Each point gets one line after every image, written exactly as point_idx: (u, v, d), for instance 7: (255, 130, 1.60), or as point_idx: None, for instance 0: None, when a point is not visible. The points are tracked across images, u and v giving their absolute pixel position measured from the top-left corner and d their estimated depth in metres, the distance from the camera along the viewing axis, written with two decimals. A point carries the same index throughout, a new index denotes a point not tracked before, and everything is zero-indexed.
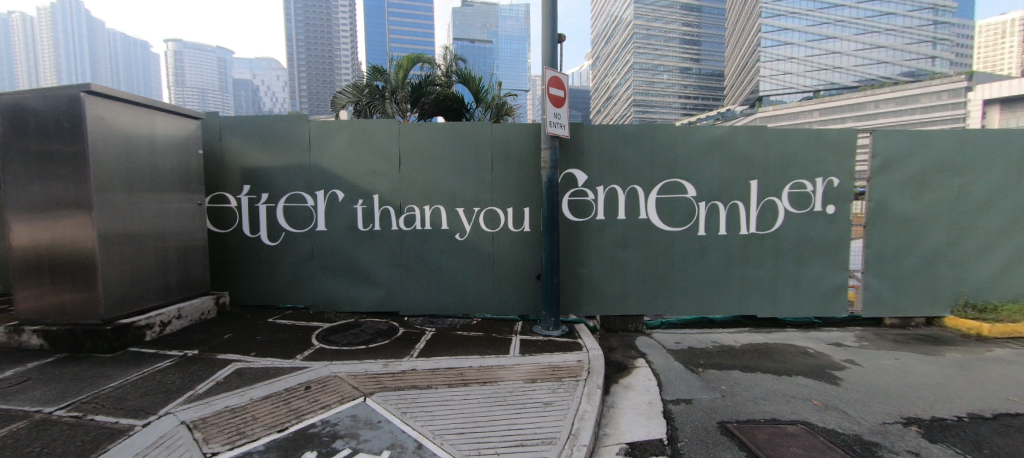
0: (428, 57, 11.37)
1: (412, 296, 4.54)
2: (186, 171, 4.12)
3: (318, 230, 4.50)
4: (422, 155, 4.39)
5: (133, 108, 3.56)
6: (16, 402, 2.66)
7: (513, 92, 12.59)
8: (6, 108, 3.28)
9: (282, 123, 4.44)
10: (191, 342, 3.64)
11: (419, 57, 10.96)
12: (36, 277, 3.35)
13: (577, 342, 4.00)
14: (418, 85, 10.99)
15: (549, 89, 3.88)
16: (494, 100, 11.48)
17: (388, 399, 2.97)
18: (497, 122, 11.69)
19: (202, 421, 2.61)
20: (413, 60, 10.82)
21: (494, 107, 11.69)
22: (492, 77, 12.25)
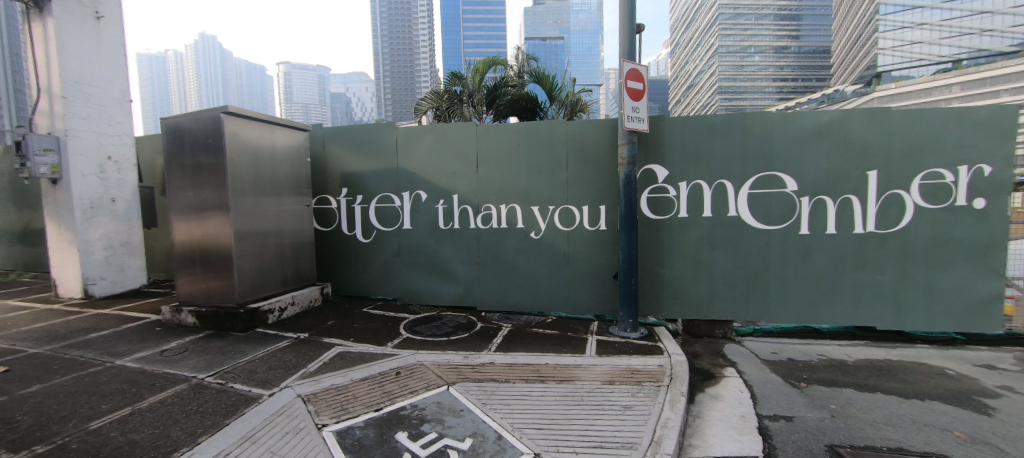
0: (503, 59, 11.75)
1: (489, 292, 4.69)
2: (298, 176, 4.71)
3: (404, 228, 4.86)
4: (498, 156, 4.51)
5: (258, 124, 4.16)
6: (180, 368, 3.27)
7: (586, 88, 12.44)
8: (171, 130, 4.03)
9: (373, 131, 4.86)
10: (302, 326, 4.16)
11: (495, 60, 11.46)
12: (190, 267, 4.09)
13: (658, 345, 3.81)
14: (493, 88, 11.51)
15: (628, 82, 3.75)
16: (567, 98, 11.34)
17: (470, 389, 3.10)
18: (571, 119, 11.50)
19: (313, 396, 2.97)
20: (489, 64, 11.38)
21: (568, 104, 11.52)
22: (565, 74, 12.27)
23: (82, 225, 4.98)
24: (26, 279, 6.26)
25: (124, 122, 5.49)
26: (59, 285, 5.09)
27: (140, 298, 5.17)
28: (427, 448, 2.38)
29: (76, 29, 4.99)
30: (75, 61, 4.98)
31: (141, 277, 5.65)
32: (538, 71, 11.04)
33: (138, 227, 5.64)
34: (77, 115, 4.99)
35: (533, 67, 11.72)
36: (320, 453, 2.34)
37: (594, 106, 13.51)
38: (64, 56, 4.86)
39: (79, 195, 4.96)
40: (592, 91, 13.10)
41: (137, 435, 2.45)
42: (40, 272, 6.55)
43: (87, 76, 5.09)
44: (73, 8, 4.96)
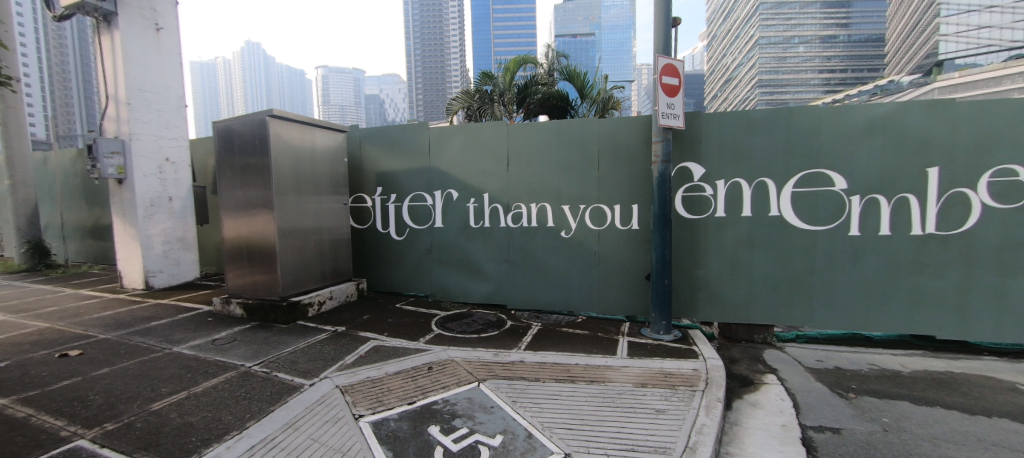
0: (533, 58, 11.84)
1: (519, 291, 4.71)
2: (336, 176, 4.89)
3: (436, 227, 4.95)
4: (529, 155, 4.51)
5: (300, 126, 4.36)
6: (229, 356, 3.48)
7: (618, 85, 12.27)
8: (222, 133, 4.29)
9: (407, 131, 4.98)
10: (340, 320, 4.33)
11: (525, 59, 11.54)
12: (238, 261, 4.34)
13: (693, 349, 3.69)
14: (524, 87, 11.50)
15: (662, 77, 3.66)
16: (599, 96, 11.06)
17: (500, 387, 3.12)
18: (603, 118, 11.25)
19: (350, 387, 3.08)
20: (519, 63, 11.47)
21: (599, 102, 11.26)
22: (597, 72, 12.16)
23: (144, 222, 5.39)
24: (96, 270, 6.85)
25: (180, 126, 5.90)
26: (124, 276, 5.54)
27: (193, 289, 5.54)
28: (459, 442, 2.42)
29: (139, 40, 5.39)
30: (139, 70, 5.39)
31: (194, 271, 6.05)
32: (569, 69, 10.83)
33: (192, 224, 6.05)
34: (140, 120, 5.40)
35: (564, 64, 11.62)
36: (358, 442, 2.42)
37: (626, 103, 13.23)
38: (129, 65, 5.27)
39: (141, 194, 5.37)
40: (624, 88, 12.85)
41: (193, 418, 2.64)
42: (108, 265, 7.16)
43: (149, 83, 5.50)
44: (137, 21, 5.37)
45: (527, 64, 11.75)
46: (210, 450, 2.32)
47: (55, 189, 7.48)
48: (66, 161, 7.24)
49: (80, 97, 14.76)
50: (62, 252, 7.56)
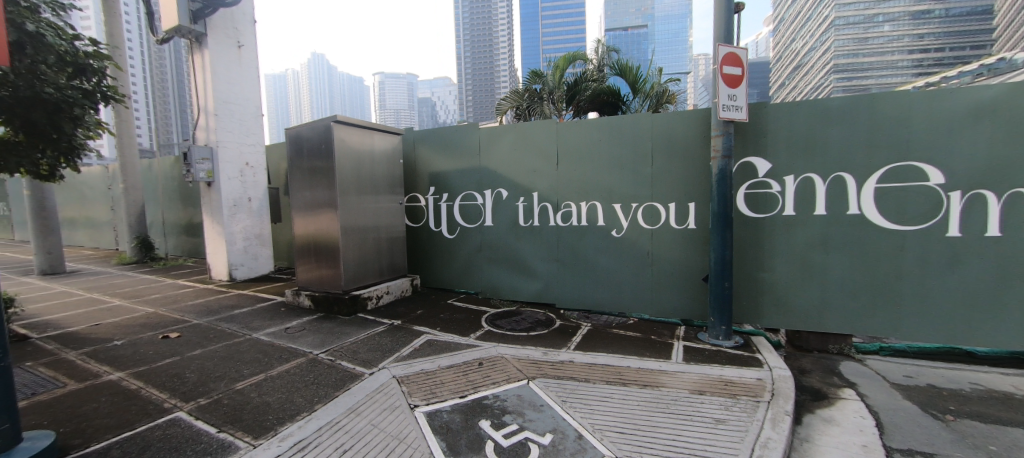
0: (583, 55, 11.77)
1: (568, 290, 4.67)
2: (393, 177, 5.14)
3: (486, 225, 5.04)
4: (579, 153, 4.45)
5: (360, 130, 4.64)
6: (299, 344, 3.79)
7: (673, 77, 11.76)
8: (293, 139, 4.68)
9: (459, 132, 5.11)
10: (396, 314, 4.55)
11: (575, 56, 11.49)
12: (307, 257, 4.71)
13: (756, 357, 3.44)
14: (574, 84, 11.47)
15: (722, 68, 3.46)
16: (652, 89, 10.91)
17: (550, 386, 3.11)
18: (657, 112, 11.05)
19: (406, 378, 3.23)
20: (569, 60, 11.42)
21: (653, 96, 11.07)
22: (650, 65, 11.78)
23: (228, 220, 6.02)
24: (190, 263, 7.76)
25: (258, 133, 6.50)
26: (212, 268, 6.21)
27: (269, 282, 6.08)
28: (509, 438, 2.44)
29: (226, 57, 6.01)
30: (224, 84, 6.01)
31: (269, 265, 6.65)
32: (622, 64, 10.74)
33: (268, 222, 6.64)
34: (225, 129, 6.02)
35: (615, 59, 11.37)
36: (413, 431, 2.54)
37: (682, 96, 12.67)
38: (217, 80, 5.90)
39: (226, 195, 6.00)
40: (679, 80, 12.30)
41: (269, 398, 2.90)
42: (199, 258, 8.07)
43: (232, 95, 6.11)
44: (223, 40, 5.98)
45: (576, 61, 11.74)
46: (284, 429, 2.54)
47: (158, 192, 8.57)
48: (167, 167, 8.27)
49: (178, 111, 16.76)
50: (164, 246, 8.64)
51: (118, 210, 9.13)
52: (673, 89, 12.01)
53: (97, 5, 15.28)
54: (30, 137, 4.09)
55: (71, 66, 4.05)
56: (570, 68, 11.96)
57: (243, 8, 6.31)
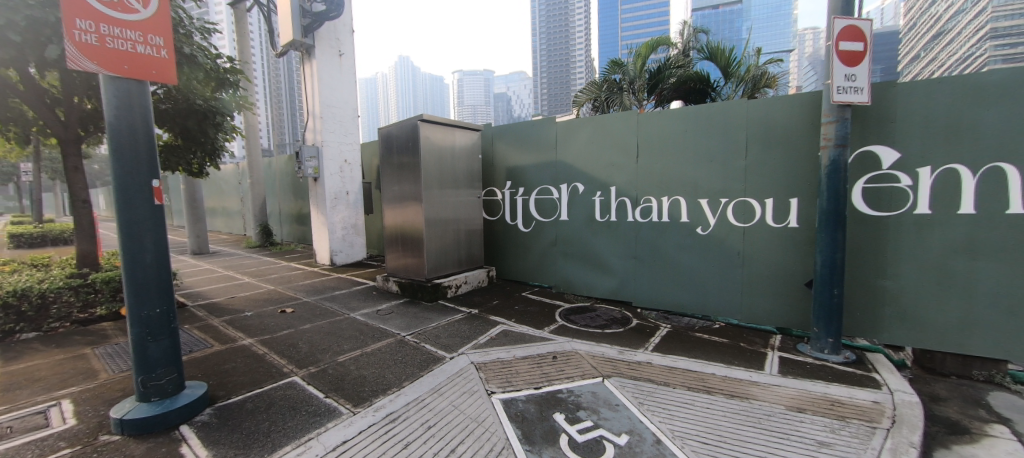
0: (667, 40, 11.23)
1: (647, 289, 4.49)
2: (472, 171, 5.36)
3: (561, 219, 5.05)
4: (661, 145, 4.23)
5: (443, 128, 4.89)
6: (389, 325, 4.17)
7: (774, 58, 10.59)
8: (384, 137, 5.09)
9: (537, 126, 5.16)
10: (473, 303, 4.77)
11: (659, 41, 11.00)
12: (395, 246, 5.13)
13: (873, 377, 2.99)
14: (657, 72, 11.01)
15: (839, 44, 3.03)
16: (748, 73, 10.03)
17: (626, 386, 3.03)
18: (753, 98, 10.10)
19: (484, 365, 3.38)
20: (652, 46, 10.96)
21: (749, 80, 10.22)
22: (747, 46, 10.75)
23: (330, 211, 6.77)
24: (299, 248, 8.91)
25: (355, 133, 7.18)
26: (316, 253, 7.07)
27: (362, 267, 6.74)
28: (584, 434, 2.44)
29: (329, 65, 6.71)
30: (328, 89, 6.71)
31: (363, 252, 7.35)
32: (711, 47, 10.08)
33: (362, 213, 7.34)
34: (328, 130, 6.75)
35: (705, 42, 10.61)
36: (490, 416, 2.65)
37: (785, 77, 11.29)
38: (323, 86, 6.63)
39: (329, 189, 6.74)
40: (782, 60, 10.98)
41: (365, 372, 3.24)
42: (306, 244, 9.24)
43: (334, 99, 6.82)
44: (328, 50, 6.68)
45: (659, 46, 11.07)
46: (378, 401, 2.83)
47: (275, 186, 9.95)
48: (282, 164, 9.55)
49: (289, 114, 19.13)
50: (279, 233, 10.01)
51: (246, 201, 10.79)
52: (774, 71, 10.78)
53: (230, 25, 17.94)
54: (187, 142, 5.00)
55: (215, 80, 4.74)
56: (652, 55, 11.45)
57: (344, 20, 6.96)
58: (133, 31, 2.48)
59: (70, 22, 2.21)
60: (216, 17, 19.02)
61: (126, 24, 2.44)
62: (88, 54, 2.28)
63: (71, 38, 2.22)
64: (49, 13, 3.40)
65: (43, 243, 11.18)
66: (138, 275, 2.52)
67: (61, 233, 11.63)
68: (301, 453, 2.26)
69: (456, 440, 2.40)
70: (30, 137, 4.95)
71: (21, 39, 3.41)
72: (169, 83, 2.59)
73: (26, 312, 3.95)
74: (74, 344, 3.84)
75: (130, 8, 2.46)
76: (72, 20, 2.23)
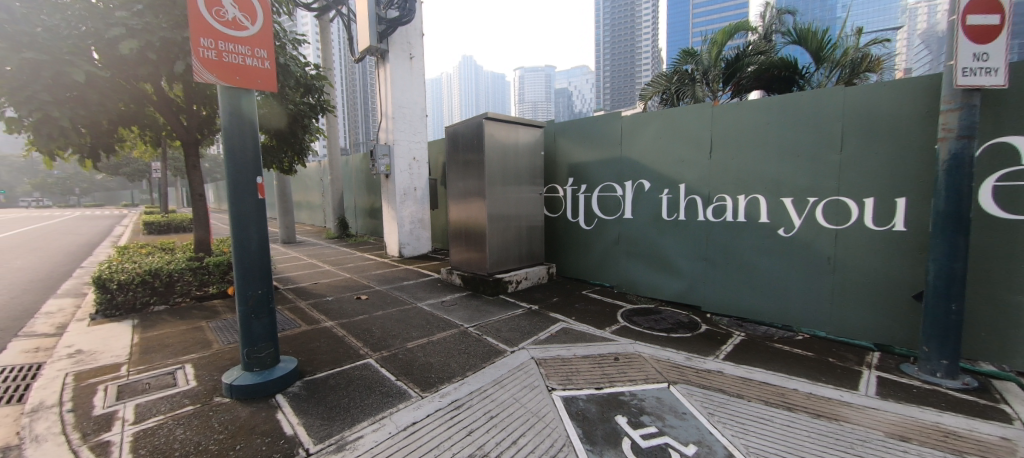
0: (746, 25, 10.50)
1: (718, 293, 4.25)
2: (534, 168, 5.38)
3: (625, 217, 4.94)
4: (739, 139, 3.97)
5: (507, 125, 4.96)
6: (454, 316, 4.36)
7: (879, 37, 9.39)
8: (450, 135, 5.28)
9: (601, 122, 5.07)
10: (534, 299, 4.82)
11: (737, 28, 10.33)
12: (459, 240, 5.34)
13: (1001, 408, 2.55)
14: (734, 60, 10.38)
15: (966, 17, 2.57)
16: (846, 56, 9.05)
17: (693, 393, 2.88)
18: (850, 85, 9.03)
19: (544, 361, 3.41)
20: (729, 33, 10.31)
21: (847, 64, 9.17)
22: (844, 25, 9.66)
23: (400, 206, 7.19)
24: (372, 240, 9.59)
25: (423, 132, 7.53)
26: (387, 245, 7.57)
27: (428, 260, 7.10)
28: (647, 440, 2.36)
29: (401, 68, 7.09)
30: (399, 91, 7.11)
31: (428, 245, 7.72)
32: (800, 29, 9.25)
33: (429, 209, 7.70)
34: (399, 130, 7.15)
35: (792, 24, 9.72)
36: (551, 412, 2.67)
37: (892, 59, 9.96)
38: (395, 88, 7.04)
39: (399, 185, 7.16)
40: (890, 39, 9.69)
41: (431, 359, 3.43)
42: (377, 237, 9.92)
43: (405, 101, 7.21)
44: (400, 54, 7.06)
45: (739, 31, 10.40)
46: (444, 387, 2.98)
47: (351, 182, 10.80)
48: (357, 162, 10.33)
49: (363, 115, 20.59)
50: (355, 226, 10.86)
51: (326, 196, 11.84)
52: (880, 52, 9.52)
53: (314, 34, 19.58)
54: (280, 142, 5.58)
55: (304, 86, 5.28)
56: (730, 43, 10.79)
57: (415, 24, 7.30)
58: (243, 46, 2.81)
59: (197, 40, 2.57)
60: (302, 28, 20.96)
61: (237, 40, 2.78)
62: (209, 68, 2.63)
63: (198, 55, 2.57)
64: (177, 33, 3.95)
65: (169, 230, 13.16)
66: (245, 261, 2.87)
67: (182, 223, 13.61)
68: (376, 430, 2.45)
69: (518, 432, 2.46)
70: (161, 141, 5.83)
71: (156, 57, 4.02)
72: (270, 91, 2.90)
73: (158, 288, 4.71)
74: (193, 318, 4.50)
75: (241, 27, 2.80)
76: (198, 40, 2.58)
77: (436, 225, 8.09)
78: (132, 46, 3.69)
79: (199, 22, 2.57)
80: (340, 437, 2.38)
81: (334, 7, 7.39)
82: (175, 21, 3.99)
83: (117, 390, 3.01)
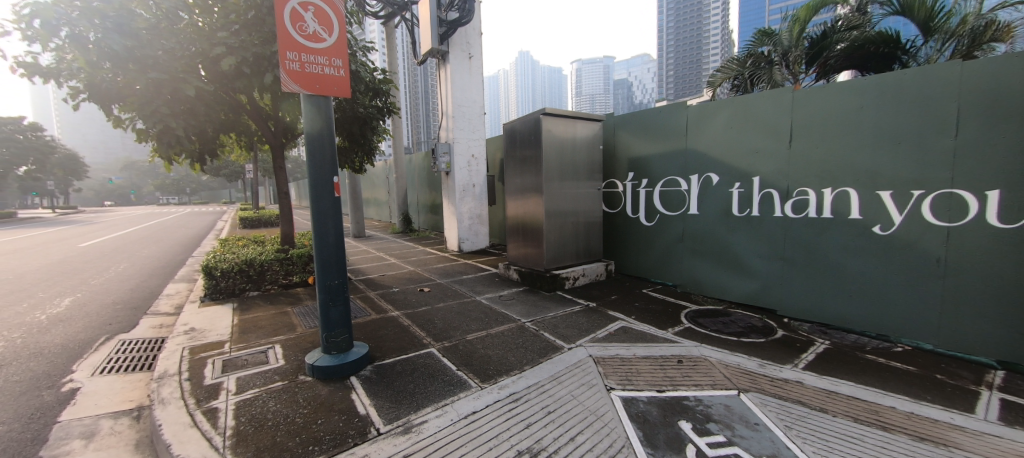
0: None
1: (798, 296, 3.91)
2: (593, 162, 5.27)
3: (690, 213, 4.71)
4: (824, 126, 3.60)
5: (564, 119, 4.90)
6: (512, 310, 4.45)
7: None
8: (507, 132, 5.35)
9: (665, 113, 4.88)
10: (591, 296, 4.76)
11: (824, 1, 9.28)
12: (516, 236, 5.41)
13: None
14: (821, 38, 9.74)
15: None
16: (965, 25, 7.56)
17: (767, 403, 2.66)
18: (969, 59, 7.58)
19: (603, 359, 3.36)
20: (815, 7, 9.36)
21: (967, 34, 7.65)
22: None
23: (459, 202, 7.44)
24: (432, 235, 10.03)
25: (481, 129, 7.68)
26: (447, 240, 7.88)
27: (486, 255, 7.28)
28: (714, 449, 2.22)
29: (460, 68, 7.29)
30: (459, 90, 7.32)
31: (486, 241, 7.91)
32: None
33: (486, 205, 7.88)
34: (458, 128, 7.37)
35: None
36: (610, 412, 2.62)
37: None
38: (455, 88, 7.26)
39: (458, 182, 7.40)
40: None
41: (490, 352, 3.52)
42: (438, 232, 10.35)
43: (464, 99, 7.41)
44: (459, 54, 7.25)
45: (827, 5, 9.38)
46: (502, 380, 3.05)
47: (413, 179, 11.38)
48: (420, 160, 10.83)
49: (424, 114, 21.48)
50: (417, 221, 11.43)
51: (391, 193, 12.57)
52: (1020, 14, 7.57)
53: (380, 40, 20.71)
54: (351, 143, 6.02)
55: (372, 90, 5.64)
56: (817, 18, 9.85)
57: (473, 24, 7.44)
58: (322, 57, 3.05)
59: (284, 54, 2.84)
60: (370, 34, 22.31)
61: (316, 51, 3.01)
62: (294, 79, 2.89)
63: (285, 68, 2.84)
64: (266, 48, 4.41)
65: (260, 226, 14.80)
66: (324, 253, 3.14)
67: (270, 219, 15.21)
68: (439, 416, 2.58)
69: (575, 429, 2.45)
70: (253, 145, 6.55)
71: (250, 71, 4.51)
72: (345, 97, 3.11)
73: (253, 276, 5.32)
74: (280, 303, 5.04)
75: (320, 39, 3.04)
76: (285, 53, 2.85)
77: (493, 220, 8.25)
78: (231, 62, 4.18)
79: (286, 38, 2.84)
80: (407, 420, 2.54)
81: (398, 13, 7.79)
82: (265, 37, 4.45)
83: (222, 364, 3.47)
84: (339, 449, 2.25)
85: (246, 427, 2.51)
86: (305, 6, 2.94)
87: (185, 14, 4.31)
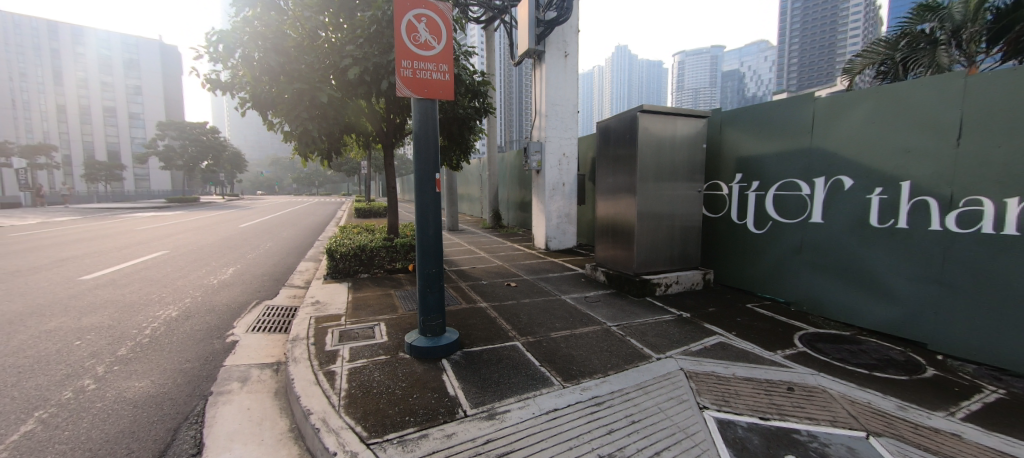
0: None
1: (958, 329, 3.20)
2: (694, 162, 4.90)
3: (812, 221, 4.17)
4: (1010, 119, 2.84)
5: (663, 116, 4.63)
6: (597, 312, 4.40)
7: None
8: (601, 131, 5.25)
9: (786, 107, 4.36)
10: (686, 306, 4.47)
11: None
12: (605, 237, 5.30)
13: None
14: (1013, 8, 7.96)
15: None
16: None
17: (907, 453, 2.21)
18: None
19: (696, 374, 3.14)
20: None
21: None
22: None
23: (549, 200, 7.51)
24: (521, 232, 10.32)
25: (573, 128, 7.65)
26: (535, 237, 8.03)
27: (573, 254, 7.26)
28: None
29: (556, 66, 7.33)
30: (552, 89, 7.37)
31: (573, 241, 7.87)
32: None
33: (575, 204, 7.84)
34: (551, 127, 7.44)
35: None
36: (702, 433, 2.44)
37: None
38: (550, 87, 7.33)
39: (549, 180, 7.48)
40: None
41: (574, 352, 3.53)
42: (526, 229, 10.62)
43: (558, 98, 7.43)
44: (556, 53, 7.29)
45: None
46: (586, 381, 3.05)
47: (505, 177, 11.81)
48: (512, 159, 11.20)
49: (516, 113, 21.93)
50: (507, 218, 11.86)
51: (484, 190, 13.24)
52: None
53: (480, 46, 21.92)
54: (450, 142, 6.46)
55: (472, 92, 5.98)
56: None
57: (571, 22, 7.40)
58: (430, 63, 3.32)
59: (399, 63, 3.17)
60: (471, 39, 23.59)
61: (425, 58, 3.29)
62: (406, 85, 3.21)
63: (399, 76, 3.17)
64: (384, 58, 4.94)
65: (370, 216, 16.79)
66: (425, 244, 3.43)
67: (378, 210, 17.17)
68: (522, 408, 2.68)
69: (661, 444, 2.34)
70: (370, 144, 7.42)
71: (371, 79, 5.08)
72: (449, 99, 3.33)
73: (364, 260, 6.06)
74: (385, 286, 5.66)
75: (429, 47, 3.30)
76: (400, 62, 3.18)
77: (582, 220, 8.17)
78: (356, 71, 4.79)
79: (401, 48, 3.16)
80: (492, 407, 2.69)
81: (499, 17, 8.11)
82: (383, 48, 4.97)
83: (339, 334, 4.03)
84: (431, 423, 2.48)
85: (357, 391, 2.90)
86: (418, 18, 3.24)
87: (322, 32, 5.07)
